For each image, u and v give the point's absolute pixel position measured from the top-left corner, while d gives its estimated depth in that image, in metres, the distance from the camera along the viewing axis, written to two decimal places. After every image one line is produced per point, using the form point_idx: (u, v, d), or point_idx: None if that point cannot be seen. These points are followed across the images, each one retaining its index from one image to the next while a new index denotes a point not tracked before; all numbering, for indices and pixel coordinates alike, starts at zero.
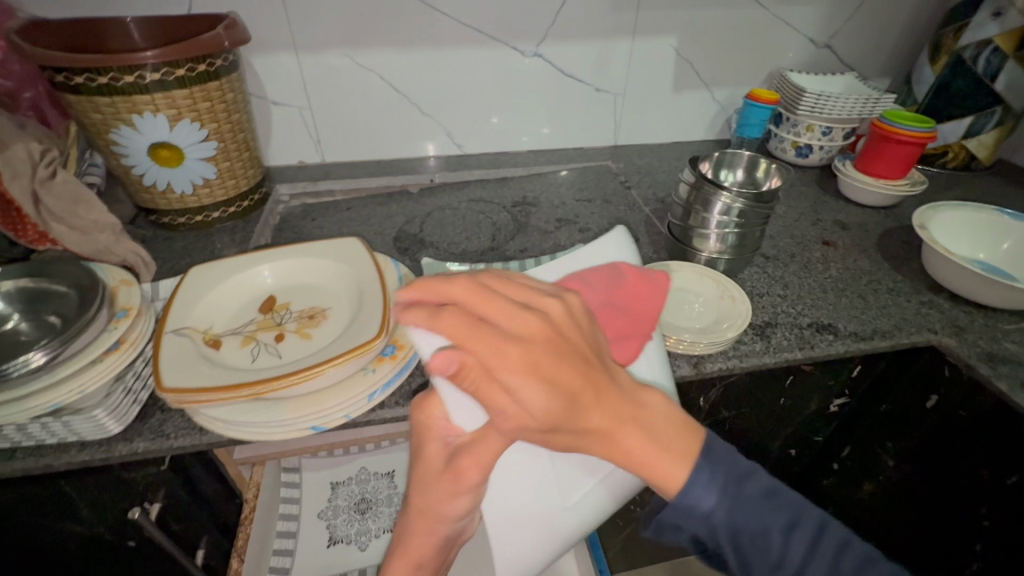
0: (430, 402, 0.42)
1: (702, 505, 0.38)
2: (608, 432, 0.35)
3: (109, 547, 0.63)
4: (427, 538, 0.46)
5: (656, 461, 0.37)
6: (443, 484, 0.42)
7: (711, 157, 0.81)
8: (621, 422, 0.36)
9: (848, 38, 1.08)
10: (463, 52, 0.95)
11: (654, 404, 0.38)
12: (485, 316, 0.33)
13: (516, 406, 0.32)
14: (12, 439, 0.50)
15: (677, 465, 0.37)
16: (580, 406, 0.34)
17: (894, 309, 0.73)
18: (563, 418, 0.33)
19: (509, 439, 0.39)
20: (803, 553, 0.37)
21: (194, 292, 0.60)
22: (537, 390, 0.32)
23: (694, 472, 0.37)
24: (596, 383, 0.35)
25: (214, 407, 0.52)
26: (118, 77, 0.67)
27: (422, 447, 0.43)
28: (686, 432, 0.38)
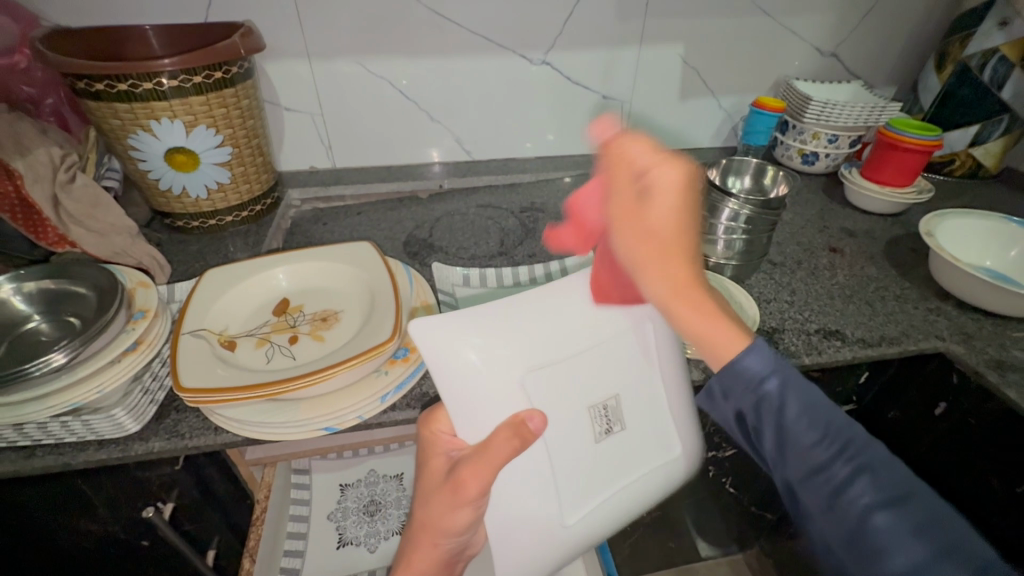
0: (435, 418, 0.46)
1: (752, 371, 0.40)
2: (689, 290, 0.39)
3: (122, 546, 0.64)
4: (432, 547, 0.48)
5: (719, 323, 0.40)
6: (444, 493, 0.45)
7: (718, 164, 0.82)
8: (703, 283, 0.41)
9: (854, 47, 1.08)
10: (473, 60, 0.97)
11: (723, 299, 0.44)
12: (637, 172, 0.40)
13: (650, 219, 0.38)
14: (32, 436, 0.51)
15: (731, 342, 0.40)
16: (675, 247, 0.39)
17: (901, 316, 0.73)
18: (677, 245, 0.39)
19: (506, 454, 0.39)
20: (834, 451, 0.38)
21: (210, 294, 0.62)
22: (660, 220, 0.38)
23: (751, 345, 0.41)
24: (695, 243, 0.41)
25: (230, 407, 0.53)
26: (137, 84, 0.68)
27: (427, 460, 0.47)
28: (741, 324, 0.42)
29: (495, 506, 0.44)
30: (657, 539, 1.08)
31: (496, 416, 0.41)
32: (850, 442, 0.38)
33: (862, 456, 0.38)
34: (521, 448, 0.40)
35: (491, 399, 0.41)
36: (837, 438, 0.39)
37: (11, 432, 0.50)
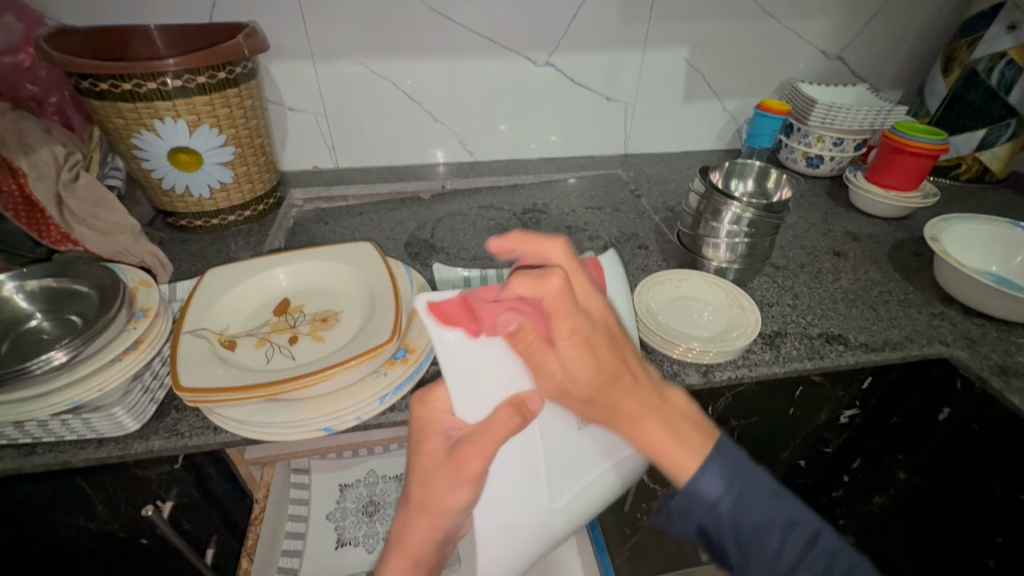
0: (433, 396, 0.43)
1: (709, 493, 0.38)
2: (625, 417, 0.38)
3: (121, 543, 0.64)
4: (432, 531, 0.41)
5: (674, 451, 0.38)
6: (444, 469, 0.41)
7: (721, 166, 0.81)
8: (645, 411, 0.38)
9: (860, 50, 1.08)
10: (476, 60, 0.96)
11: (678, 400, 0.41)
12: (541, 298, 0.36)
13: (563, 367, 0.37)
14: (33, 435, 0.51)
15: (689, 460, 0.38)
16: (608, 388, 0.38)
17: (905, 321, 0.72)
18: (597, 391, 0.38)
19: (511, 428, 0.40)
20: (799, 552, 0.39)
21: (211, 293, 0.62)
22: (581, 361, 0.37)
23: (706, 463, 0.38)
24: (629, 373, 0.39)
25: (229, 407, 0.53)
26: (141, 83, 0.69)
27: (422, 441, 0.43)
28: (705, 432, 0.40)
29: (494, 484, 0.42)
30: (657, 542, 1.08)
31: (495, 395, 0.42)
32: (807, 535, 0.40)
33: (818, 550, 0.40)
34: (523, 425, 0.41)
35: (489, 383, 0.42)
36: (800, 541, 0.40)
37: (12, 430, 0.50)
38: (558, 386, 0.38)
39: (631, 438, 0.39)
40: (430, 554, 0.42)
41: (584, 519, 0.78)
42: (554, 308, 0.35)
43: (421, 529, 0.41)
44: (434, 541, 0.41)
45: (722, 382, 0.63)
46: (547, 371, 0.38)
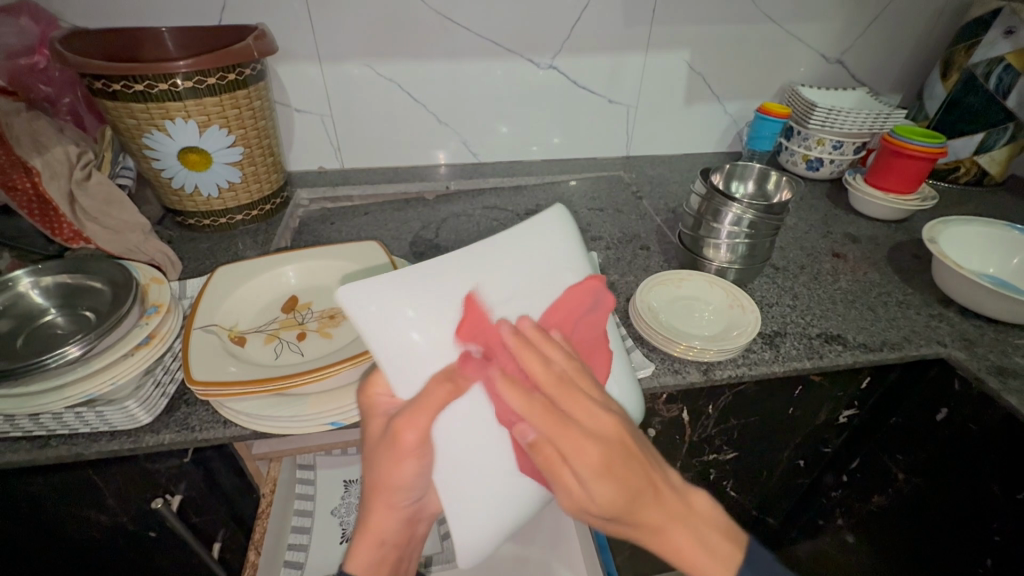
0: (372, 382, 0.45)
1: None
2: (654, 530, 0.39)
3: (130, 536, 0.65)
4: (389, 514, 0.45)
5: (700, 558, 0.40)
6: (383, 452, 0.42)
7: (722, 169, 0.83)
8: (675, 522, 0.39)
9: (859, 54, 1.09)
10: (481, 63, 0.98)
11: (702, 504, 0.42)
12: (564, 418, 0.37)
13: (585, 494, 0.37)
14: (48, 427, 0.52)
15: (718, 573, 0.40)
16: (638, 507, 0.38)
17: (904, 321, 0.73)
18: (623, 509, 0.37)
19: (444, 396, 0.41)
20: None
21: (221, 290, 0.63)
22: (604, 483, 0.36)
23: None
24: (655, 484, 0.39)
25: (240, 401, 0.54)
26: (153, 85, 0.70)
27: (366, 426, 0.45)
28: (732, 547, 0.41)
29: (440, 456, 0.43)
30: None
31: (430, 366, 0.42)
32: None
33: None
34: (457, 393, 0.42)
35: (425, 358, 0.42)
36: None
37: (27, 422, 0.52)
38: (582, 506, 0.38)
39: (655, 544, 0.40)
40: (394, 532, 0.46)
41: None
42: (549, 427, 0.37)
43: (380, 514, 0.44)
44: (392, 525, 0.45)
45: (722, 380, 0.64)
46: (572, 489, 0.37)
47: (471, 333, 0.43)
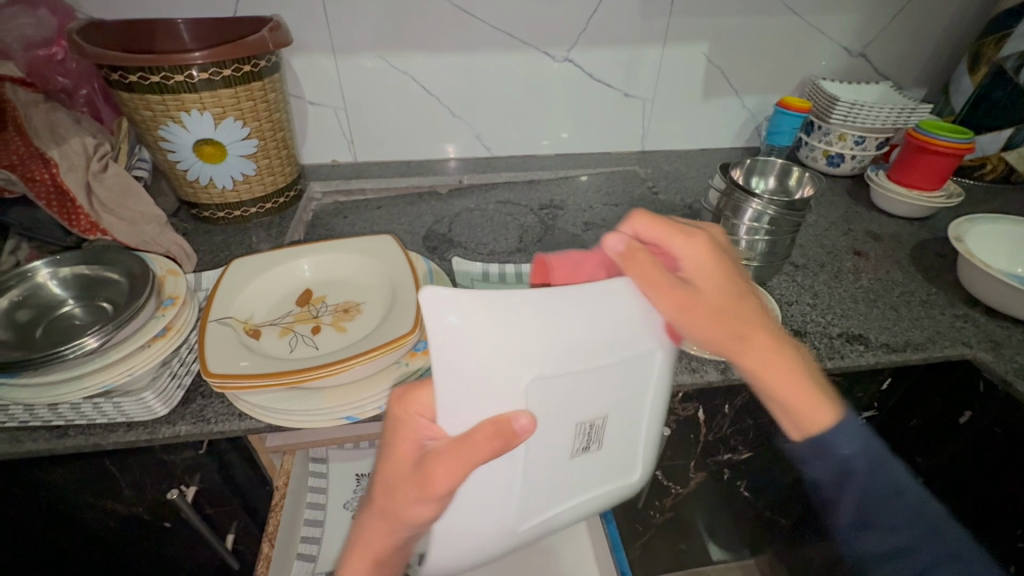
0: (413, 397, 0.38)
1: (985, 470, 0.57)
2: (754, 352, 0.42)
3: (145, 527, 0.66)
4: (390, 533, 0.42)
5: (814, 400, 0.43)
6: (410, 482, 0.38)
7: (742, 164, 0.81)
8: (775, 350, 0.43)
9: (883, 47, 1.06)
10: (496, 56, 0.97)
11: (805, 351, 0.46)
12: (674, 237, 0.40)
13: (703, 276, 0.40)
14: (66, 417, 0.53)
15: (819, 405, 0.43)
16: (744, 323, 0.42)
17: (928, 321, 0.72)
18: (738, 307, 0.41)
19: (488, 452, 0.35)
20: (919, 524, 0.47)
21: (235, 283, 0.63)
22: (700, 253, 0.41)
23: (842, 420, 0.43)
24: (760, 313, 0.43)
25: (255, 393, 0.54)
26: (168, 76, 0.70)
27: (396, 441, 0.40)
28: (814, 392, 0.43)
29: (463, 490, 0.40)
30: (669, 540, 1.08)
31: (495, 407, 0.36)
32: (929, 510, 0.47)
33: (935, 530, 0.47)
34: (502, 450, 0.36)
35: (495, 388, 0.35)
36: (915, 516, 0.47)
37: (45, 412, 0.52)
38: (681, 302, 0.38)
39: (754, 366, 0.43)
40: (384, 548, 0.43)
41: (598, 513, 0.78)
42: (663, 238, 0.40)
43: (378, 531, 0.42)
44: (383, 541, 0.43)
45: (739, 380, 0.63)
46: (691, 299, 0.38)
47: (545, 391, 0.37)
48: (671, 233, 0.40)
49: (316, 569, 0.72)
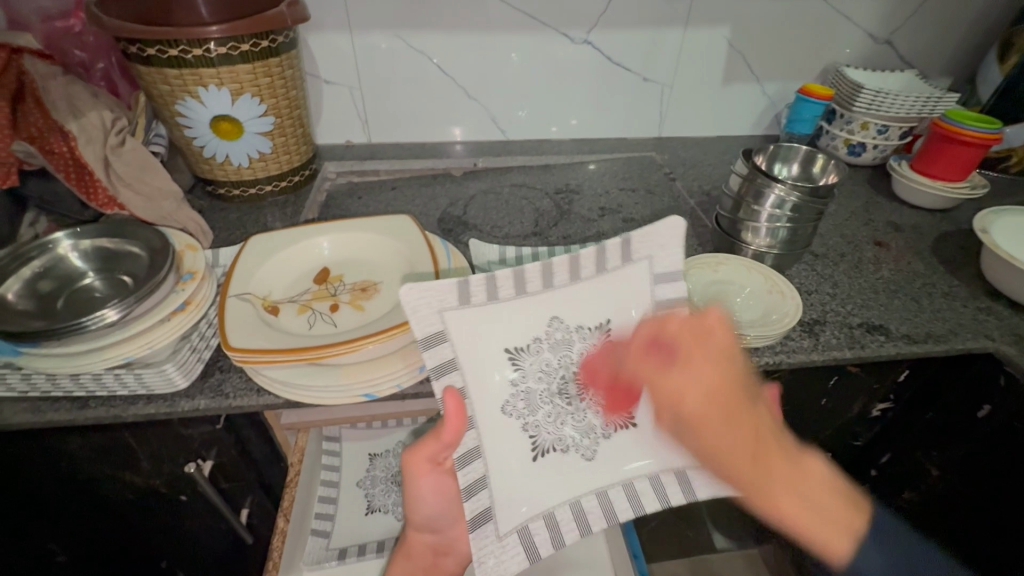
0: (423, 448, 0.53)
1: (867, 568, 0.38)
2: (775, 476, 0.38)
3: (162, 499, 0.67)
4: (441, 572, 0.63)
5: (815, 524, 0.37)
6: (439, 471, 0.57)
7: (765, 150, 0.80)
8: (779, 464, 0.38)
9: (910, 34, 1.04)
10: (515, 36, 0.95)
11: (816, 468, 0.40)
12: (675, 363, 0.41)
13: (692, 423, 0.40)
14: (87, 388, 0.53)
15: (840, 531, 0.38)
16: (754, 463, 0.38)
17: (949, 313, 0.71)
18: (746, 459, 0.38)
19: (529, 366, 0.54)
20: None
21: (254, 260, 0.63)
22: (706, 379, 0.40)
23: (858, 545, 0.38)
24: (766, 452, 0.39)
25: (274, 369, 0.54)
26: (187, 50, 0.69)
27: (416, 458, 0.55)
28: (847, 508, 0.39)
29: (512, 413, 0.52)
30: None
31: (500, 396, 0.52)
32: None
33: None
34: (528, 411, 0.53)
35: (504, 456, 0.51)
36: None
37: (67, 382, 0.53)
38: (698, 455, 0.40)
39: (777, 499, 0.38)
40: (438, 506, 0.59)
41: None
42: (678, 343, 0.42)
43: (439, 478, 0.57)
44: (447, 518, 0.61)
45: (758, 367, 0.62)
46: (711, 464, 0.40)
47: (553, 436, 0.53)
48: (663, 378, 0.41)
49: (329, 545, 0.72)
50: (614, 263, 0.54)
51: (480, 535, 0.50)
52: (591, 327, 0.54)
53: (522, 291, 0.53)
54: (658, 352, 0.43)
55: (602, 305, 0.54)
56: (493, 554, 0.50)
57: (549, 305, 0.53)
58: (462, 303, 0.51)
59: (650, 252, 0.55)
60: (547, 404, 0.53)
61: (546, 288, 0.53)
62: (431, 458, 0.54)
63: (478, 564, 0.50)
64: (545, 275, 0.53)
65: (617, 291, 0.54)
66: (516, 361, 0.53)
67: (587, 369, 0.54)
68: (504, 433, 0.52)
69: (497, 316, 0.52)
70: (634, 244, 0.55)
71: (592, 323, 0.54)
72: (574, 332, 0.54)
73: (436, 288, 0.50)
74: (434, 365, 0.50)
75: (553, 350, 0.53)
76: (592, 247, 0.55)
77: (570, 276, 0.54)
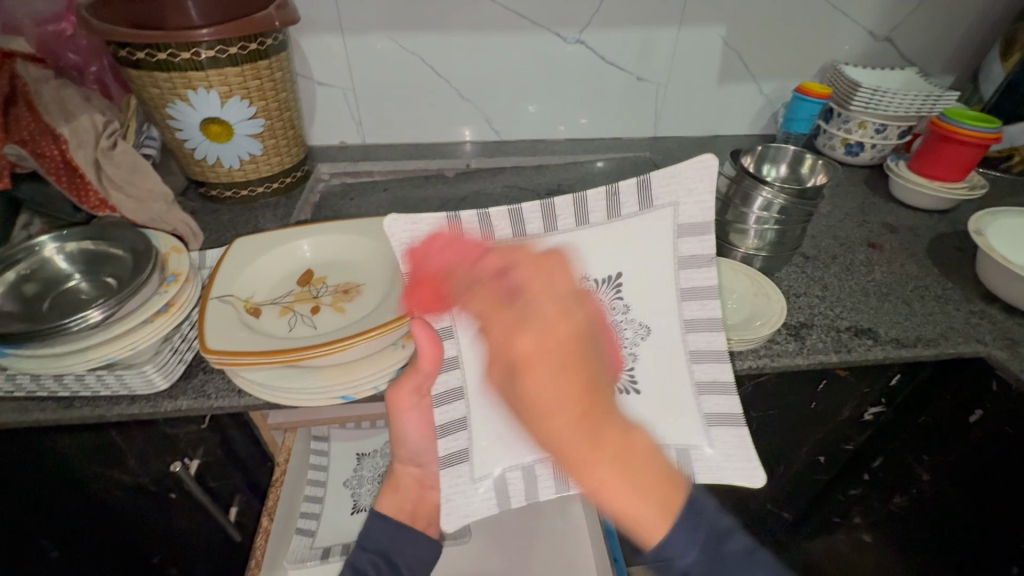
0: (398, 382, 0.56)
1: (676, 557, 0.42)
2: (605, 439, 0.39)
3: (151, 497, 0.68)
4: (428, 503, 0.71)
5: (629, 504, 0.39)
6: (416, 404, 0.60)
7: (755, 150, 0.79)
8: (613, 458, 0.39)
9: (910, 32, 1.02)
10: (508, 36, 0.95)
11: (641, 440, 0.41)
12: (521, 298, 0.42)
13: (537, 386, 0.39)
14: (71, 389, 0.54)
15: (658, 520, 0.40)
16: (566, 401, 0.39)
17: (940, 317, 0.69)
18: (577, 403, 0.39)
19: None
20: None
21: (238, 262, 0.63)
22: (553, 318, 0.40)
23: (668, 520, 0.41)
24: (588, 395, 0.39)
25: (252, 371, 0.55)
26: (176, 54, 0.70)
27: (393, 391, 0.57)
28: (670, 489, 0.41)
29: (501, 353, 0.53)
30: None
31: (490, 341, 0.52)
32: None
33: None
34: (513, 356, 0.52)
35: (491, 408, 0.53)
36: None
37: (51, 383, 0.54)
38: (522, 402, 0.40)
39: (594, 475, 0.39)
40: (420, 442, 0.67)
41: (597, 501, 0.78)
42: (524, 281, 0.42)
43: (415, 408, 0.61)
44: (425, 451, 0.69)
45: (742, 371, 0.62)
46: (533, 415, 0.40)
47: None
48: (503, 314, 0.41)
49: (314, 543, 0.74)
50: (631, 208, 0.52)
51: (452, 474, 0.54)
52: (599, 280, 0.53)
53: (521, 233, 0.52)
54: (519, 292, 0.42)
55: (615, 258, 0.53)
56: (462, 493, 0.54)
57: (556, 248, 0.53)
58: (454, 242, 0.51)
59: (675, 198, 0.52)
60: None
61: (548, 231, 0.52)
62: (412, 390, 0.57)
63: (445, 501, 0.54)
64: (547, 218, 0.52)
65: (635, 240, 0.53)
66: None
67: (593, 314, 0.54)
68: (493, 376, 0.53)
69: None
70: (654, 188, 0.52)
71: (601, 276, 0.54)
72: (580, 277, 0.53)
73: (419, 225, 0.50)
74: (415, 305, 0.52)
75: None
76: (605, 190, 0.52)
77: (577, 221, 0.52)
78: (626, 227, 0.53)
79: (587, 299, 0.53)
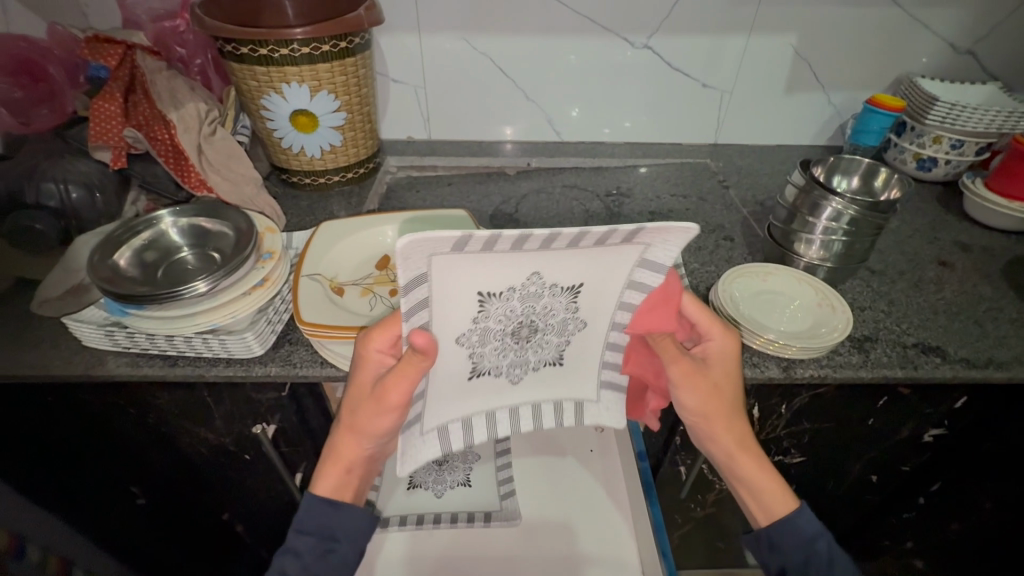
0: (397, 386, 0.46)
1: (807, 530, 0.53)
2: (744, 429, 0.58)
3: (230, 456, 0.74)
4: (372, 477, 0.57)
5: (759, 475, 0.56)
6: (379, 404, 0.49)
7: (825, 161, 0.78)
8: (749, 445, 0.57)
9: (994, 45, 0.98)
10: (577, 40, 0.97)
11: None
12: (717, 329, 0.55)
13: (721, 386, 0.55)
14: (179, 348, 0.60)
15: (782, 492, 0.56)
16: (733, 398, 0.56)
17: (1015, 340, 0.68)
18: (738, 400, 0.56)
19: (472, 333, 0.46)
20: None
21: (325, 245, 0.69)
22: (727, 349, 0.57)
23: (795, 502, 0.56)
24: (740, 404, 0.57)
25: (337, 344, 0.59)
26: (275, 49, 0.76)
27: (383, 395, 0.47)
28: None
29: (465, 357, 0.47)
30: (704, 538, 1.06)
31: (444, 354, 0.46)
32: None
33: None
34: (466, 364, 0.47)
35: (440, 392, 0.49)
36: None
37: (162, 342, 0.60)
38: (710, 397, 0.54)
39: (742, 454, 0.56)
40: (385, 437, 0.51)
41: (642, 495, 0.76)
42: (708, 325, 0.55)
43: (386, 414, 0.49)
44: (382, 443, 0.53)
45: (803, 379, 0.62)
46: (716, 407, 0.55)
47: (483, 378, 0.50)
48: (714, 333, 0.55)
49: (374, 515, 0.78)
50: (616, 241, 0.42)
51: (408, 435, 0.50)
52: (563, 285, 0.45)
53: (515, 246, 0.40)
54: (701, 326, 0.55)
55: (583, 266, 0.44)
56: (416, 451, 0.50)
57: (535, 258, 0.42)
58: (456, 250, 0.39)
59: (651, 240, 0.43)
60: (497, 342, 0.47)
61: (540, 248, 0.41)
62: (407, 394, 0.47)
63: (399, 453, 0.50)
64: (547, 236, 0.40)
65: (612, 265, 0.44)
66: (483, 305, 0.44)
67: (548, 320, 0.47)
68: (448, 361, 0.47)
69: (484, 261, 0.41)
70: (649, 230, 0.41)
71: (566, 282, 0.45)
72: (546, 286, 0.44)
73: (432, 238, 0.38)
74: (407, 304, 0.42)
75: (522, 299, 0.45)
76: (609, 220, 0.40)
77: (570, 240, 0.41)
78: (610, 253, 0.43)
79: (547, 308, 0.46)
